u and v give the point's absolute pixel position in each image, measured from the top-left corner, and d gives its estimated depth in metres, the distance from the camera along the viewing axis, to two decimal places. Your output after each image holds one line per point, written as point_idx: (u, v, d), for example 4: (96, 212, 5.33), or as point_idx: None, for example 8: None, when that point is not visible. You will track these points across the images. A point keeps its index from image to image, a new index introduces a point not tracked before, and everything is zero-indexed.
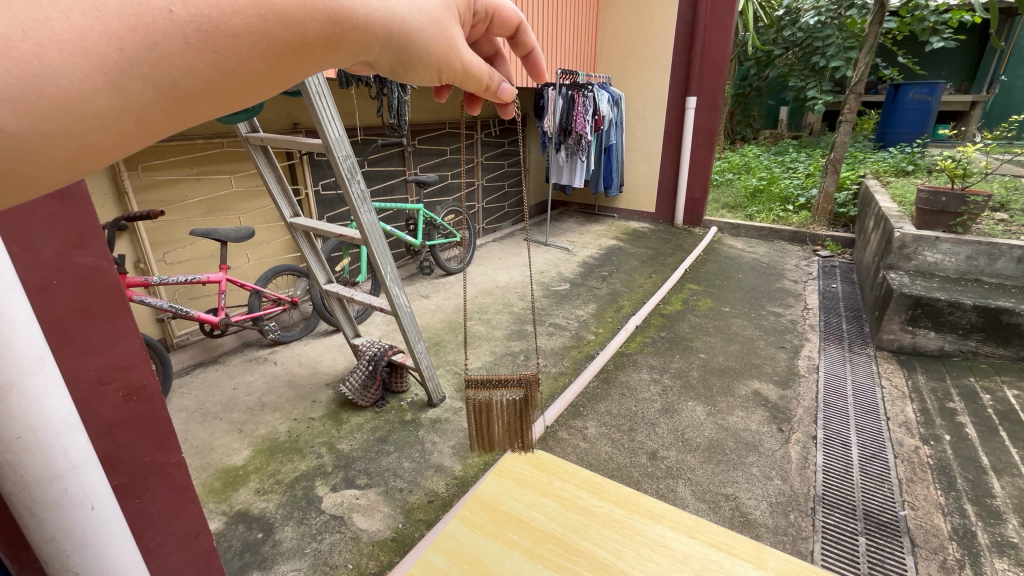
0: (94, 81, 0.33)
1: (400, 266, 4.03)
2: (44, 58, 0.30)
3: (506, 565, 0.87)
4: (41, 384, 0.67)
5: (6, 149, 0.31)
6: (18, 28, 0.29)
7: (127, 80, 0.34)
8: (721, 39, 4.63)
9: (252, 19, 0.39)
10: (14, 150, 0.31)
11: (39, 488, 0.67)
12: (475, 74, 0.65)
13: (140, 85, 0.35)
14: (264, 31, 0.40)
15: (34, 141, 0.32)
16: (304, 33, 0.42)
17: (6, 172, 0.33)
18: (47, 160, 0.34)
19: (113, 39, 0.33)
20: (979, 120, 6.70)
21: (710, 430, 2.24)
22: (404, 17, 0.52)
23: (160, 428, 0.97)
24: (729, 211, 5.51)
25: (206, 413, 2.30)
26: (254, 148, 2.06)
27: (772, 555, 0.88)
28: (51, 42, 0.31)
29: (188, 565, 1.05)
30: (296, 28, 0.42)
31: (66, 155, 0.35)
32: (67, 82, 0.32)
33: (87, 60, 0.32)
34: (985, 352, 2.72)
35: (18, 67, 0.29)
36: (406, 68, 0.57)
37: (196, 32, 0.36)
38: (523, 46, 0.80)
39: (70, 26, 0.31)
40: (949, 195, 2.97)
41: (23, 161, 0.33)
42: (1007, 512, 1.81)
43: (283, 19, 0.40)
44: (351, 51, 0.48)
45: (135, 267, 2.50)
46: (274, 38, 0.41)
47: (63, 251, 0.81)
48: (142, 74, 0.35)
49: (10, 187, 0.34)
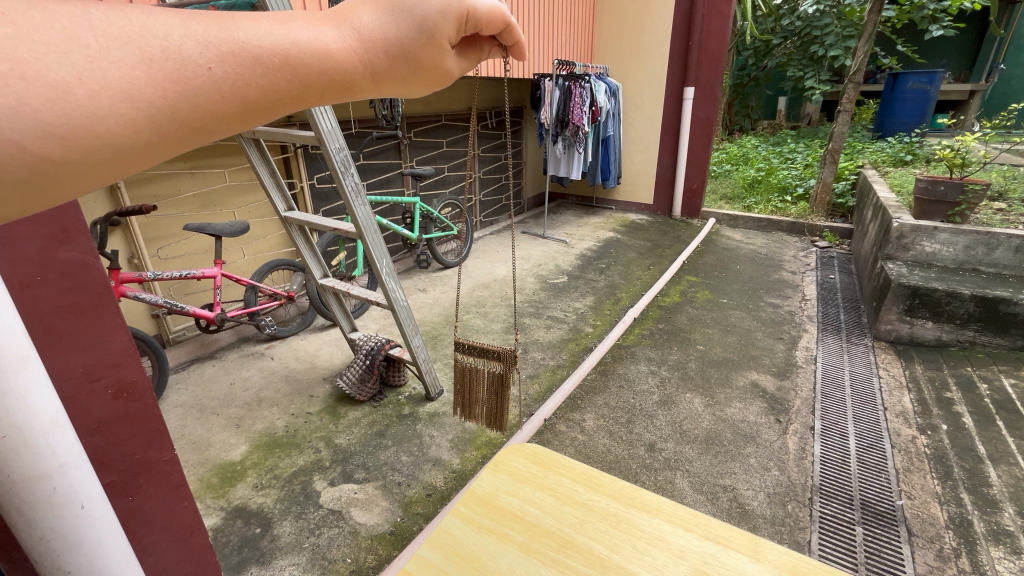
0: (135, 125, 0.33)
1: (396, 260, 4.01)
2: (98, 101, 0.30)
3: (502, 561, 0.86)
4: (24, 384, 0.65)
5: (41, 175, 0.30)
6: (75, 75, 0.30)
7: (164, 124, 0.34)
8: (720, 29, 4.57)
9: (281, 78, 0.39)
10: (46, 177, 0.31)
11: (27, 488, 0.66)
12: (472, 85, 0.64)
13: (175, 128, 0.35)
14: (290, 89, 0.40)
15: (67, 173, 0.32)
16: (332, 82, 0.43)
17: (35, 195, 0.32)
18: (77, 187, 0.33)
19: (156, 88, 0.33)
20: (978, 109, 6.68)
21: (708, 421, 2.24)
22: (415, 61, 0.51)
23: (151, 425, 0.95)
24: (728, 202, 5.49)
25: (203, 408, 2.30)
26: (247, 141, 2.02)
27: (770, 549, 0.87)
28: (104, 90, 0.31)
29: (182, 564, 1.05)
30: (317, 86, 0.42)
31: (92, 186, 0.34)
32: (112, 123, 0.32)
33: (131, 105, 0.32)
34: (982, 341, 2.72)
35: (72, 108, 0.29)
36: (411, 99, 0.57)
37: (230, 88, 0.37)
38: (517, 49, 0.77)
39: (119, 77, 0.31)
40: (948, 184, 2.95)
41: (47, 188, 0.32)
42: (1004, 500, 1.82)
43: (308, 79, 0.41)
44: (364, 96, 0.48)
45: (128, 263, 2.47)
46: (297, 94, 0.41)
47: (47, 247, 0.79)
48: (180, 119, 0.35)
49: (22, 209, 0.33)
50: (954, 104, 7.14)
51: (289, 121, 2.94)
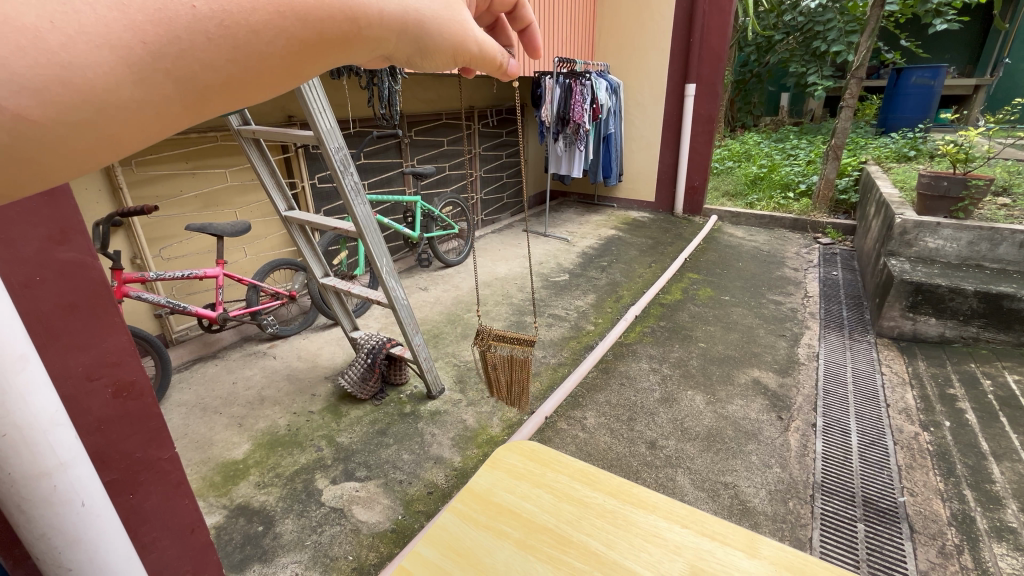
0: (120, 73, 0.30)
1: (398, 259, 4.02)
2: (71, 50, 0.28)
3: (497, 557, 0.87)
4: (24, 382, 0.66)
5: (26, 139, 0.28)
6: (45, 19, 0.27)
7: (150, 74, 0.31)
8: (721, 25, 4.55)
9: (272, 15, 0.35)
10: (28, 141, 0.28)
11: (25, 486, 0.66)
12: (490, 55, 0.60)
13: (161, 80, 0.32)
14: (282, 28, 0.36)
15: (53, 133, 0.29)
16: (323, 34, 0.39)
17: (22, 162, 0.29)
18: (62, 149, 0.31)
19: (136, 32, 0.30)
20: (982, 104, 6.63)
21: (709, 419, 2.24)
22: (417, 6, 0.47)
23: (152, 424, 0.96)
24: (730, 199, 5.47)
25: (206, 407, 2.31)
26: (247, 141, 2.02)
27: (766, 545, 0.87)
28: (78, 34, 0.28)
29: (184, 559, 1.06)
30: (315, 26, 0.38)
31: (79, 151, 0.31)
32: (92, 74, 0.29)
33: (111, 52, 0.29)
34: (986, 337, 2.71)
35: (45, 57, 0.27)
36: (424, 58, 0.52)
37: (218, 28, 0.33)
38: (521, 21, 0.75)
39: (95, 18, 0.28)
40: (952, 179, 2.92)
41: (33, 153, 0.29)
42: (1007, 497, 1.81)
43: (302, 17, 0.37)
44: (370, 45, 0.44)
45: (131, 263, 2.48)
46: (292, 37, 0.37)
47: (45, 248, 0.80)
48: (164, 68, 0.32)
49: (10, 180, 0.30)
50: (959, 98, 7.10)
51: (290, 120, 2.96)
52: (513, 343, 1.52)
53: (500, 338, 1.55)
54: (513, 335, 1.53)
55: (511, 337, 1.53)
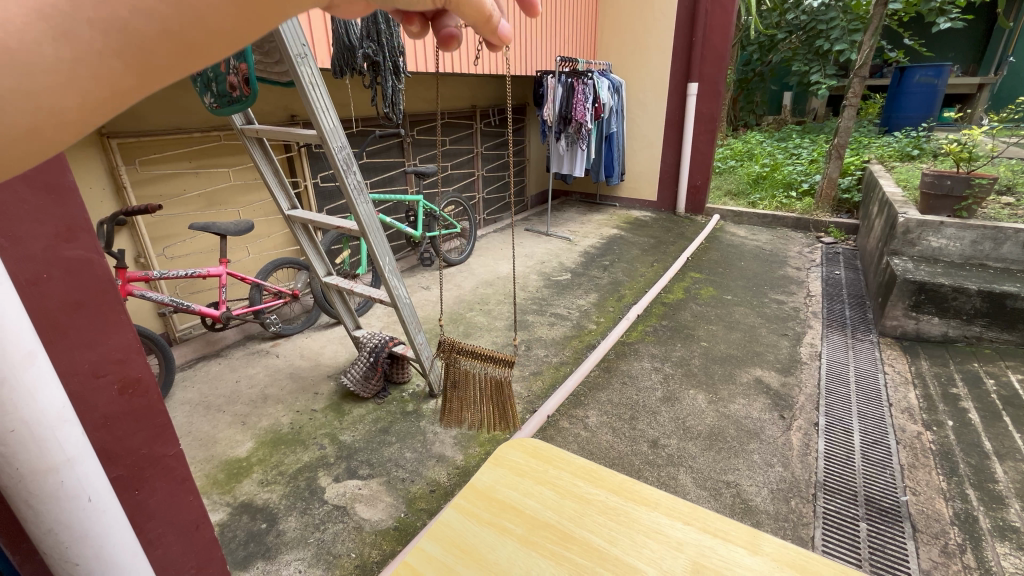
0: (37, 29, 0.29)
1: (400, 258, 4.02)
2: None
3: (501, 552, 0.87)
4: (32, 379, 0.66)
5: None
6: None
7: (70, 27, 0.30)
8: (723, 24, 4.54)
9: None
10: None
11: (34, 481, 0.67)
12: None
13: (85, 30, 0.31)
14: None
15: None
16: None
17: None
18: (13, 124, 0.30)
19: None
20: (986, 103, 6.61)
21: (711, 418, 2.23)
22: None
23: (157, 420, 0.97)
24: (732, 198, 5.46)
25: (210, 405, 2.32)
26: (251, 140, 2.03)
27: (768, 542, 0.87)
28: None
29: (189, 555, 1.06)
30: None
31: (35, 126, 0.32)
32: (12, 32, 0.28)
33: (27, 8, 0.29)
34: (989, 337, 2.70)
35: None
36: None
37: None
38: None
39: None
40: (955, 177, 2.91)
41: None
42: (1010, 497, 1.81)
43: None
44: None
45: (135, 262, 2.50)
46: None
47: (52, 245, 0.80)
48: (88, 18, 0.31)
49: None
50: (962, 98, 7.08)
51: (293, 120, 2.98)
52: (487, 362, 1.50)
53: (468, 353, 1.53)
54: (487, 352, 1.51)
55: (484, 354, 1.51)
